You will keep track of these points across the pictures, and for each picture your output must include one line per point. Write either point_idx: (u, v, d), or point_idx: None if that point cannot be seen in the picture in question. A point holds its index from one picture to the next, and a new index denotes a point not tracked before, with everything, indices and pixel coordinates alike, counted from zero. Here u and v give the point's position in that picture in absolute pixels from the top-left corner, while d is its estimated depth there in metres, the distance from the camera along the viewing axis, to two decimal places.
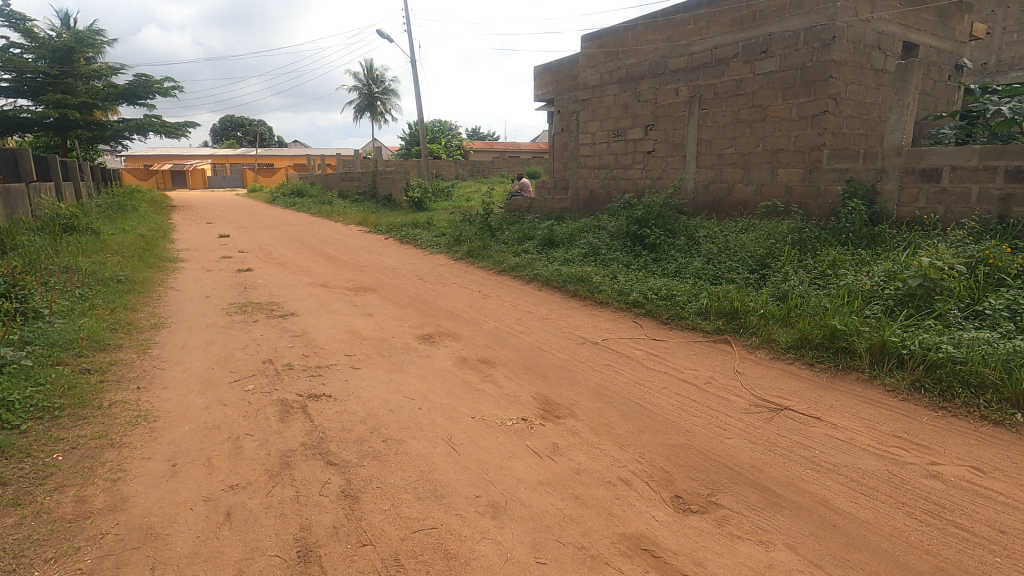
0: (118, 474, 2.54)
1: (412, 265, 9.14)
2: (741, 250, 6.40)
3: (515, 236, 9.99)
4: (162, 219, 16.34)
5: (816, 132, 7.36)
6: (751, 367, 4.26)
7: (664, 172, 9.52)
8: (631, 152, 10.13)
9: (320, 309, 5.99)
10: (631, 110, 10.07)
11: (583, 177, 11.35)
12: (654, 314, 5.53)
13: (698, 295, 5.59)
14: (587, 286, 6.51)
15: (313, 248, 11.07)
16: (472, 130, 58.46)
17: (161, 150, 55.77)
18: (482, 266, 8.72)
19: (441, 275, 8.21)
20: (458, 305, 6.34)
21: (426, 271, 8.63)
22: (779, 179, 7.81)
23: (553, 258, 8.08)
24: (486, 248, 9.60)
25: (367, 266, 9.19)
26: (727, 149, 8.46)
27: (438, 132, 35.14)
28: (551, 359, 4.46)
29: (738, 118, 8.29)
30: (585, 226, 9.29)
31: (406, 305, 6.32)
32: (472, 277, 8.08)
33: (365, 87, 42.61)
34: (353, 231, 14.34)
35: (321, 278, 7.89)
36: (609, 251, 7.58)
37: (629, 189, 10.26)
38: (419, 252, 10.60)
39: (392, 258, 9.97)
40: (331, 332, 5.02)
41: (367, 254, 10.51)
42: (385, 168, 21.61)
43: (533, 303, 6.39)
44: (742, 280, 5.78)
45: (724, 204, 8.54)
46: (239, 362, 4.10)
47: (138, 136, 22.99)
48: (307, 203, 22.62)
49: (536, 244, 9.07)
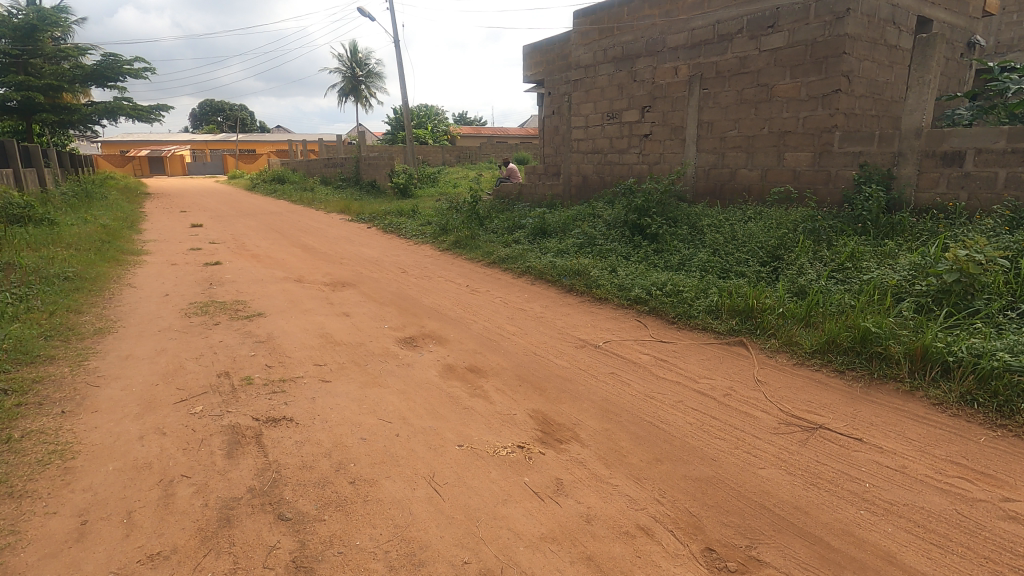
0: (7, 539, 2.00)
1: (395, 257, 8.58)
2: (750, 240, 5.92)
3: (505, 225, 9.45)
4: (133, 207, 15.55)
5: (826, 112, 6.86)
6: (773, 375, 3.80)
7: (662, 157, 9.00)
8: (627, 135, 9.60)
9: (292, 308, 5.43)
10: (627, 91, 9.52)
11: (576, 162, 10.80)
12: (659, 312, 5.04)
13: (707, 291, 5.11)
14: (584, 281, 6.01)
15: (290, 239, 10.45)
16: (459, 115, 57.51)
17: (138, 136, 54.00)
18: (470, 258, 8.18)
19: (426, 269, 7.67)
20: (443, 302, 5.81)
21: (410, 263, 8.07)
22: (786, 164, 7.33)
23: (546, 249, 7.57)
24: (474, 238, 9.07)
25: (346, 257, 8.59)
26: (730, 132, 7.95)
27: (424, 117, 34.31)
28: (548, 367, 3.97)
29: (741, 99, 7.78)
30: (579, 215, 8.78)
31: (387, 303, 5.77)
32: (459, 270, 7.55)
33: (349, 70, 41.40)
34: (334, 220, 13.69)
35: (296, 272, 7.31)
36: (606, 241, 7.07)
37: (625, 174, 9.74)
38: (403, 243, 10.02)
39: (374, 249, 9.40)
40: (301, 336, 4.48)
41: (348, 244, 9.94)
42: (369, 153, 20.88)
43: (525, 299, 5.88)
44: (753, 274, 5.32)
45: (727, 190, 8.06)
46: (189, 377, 3.55)
47: (108, 121, 22.01)
48: (287, 190, 21.84)
49: (527, 234, 8.54)
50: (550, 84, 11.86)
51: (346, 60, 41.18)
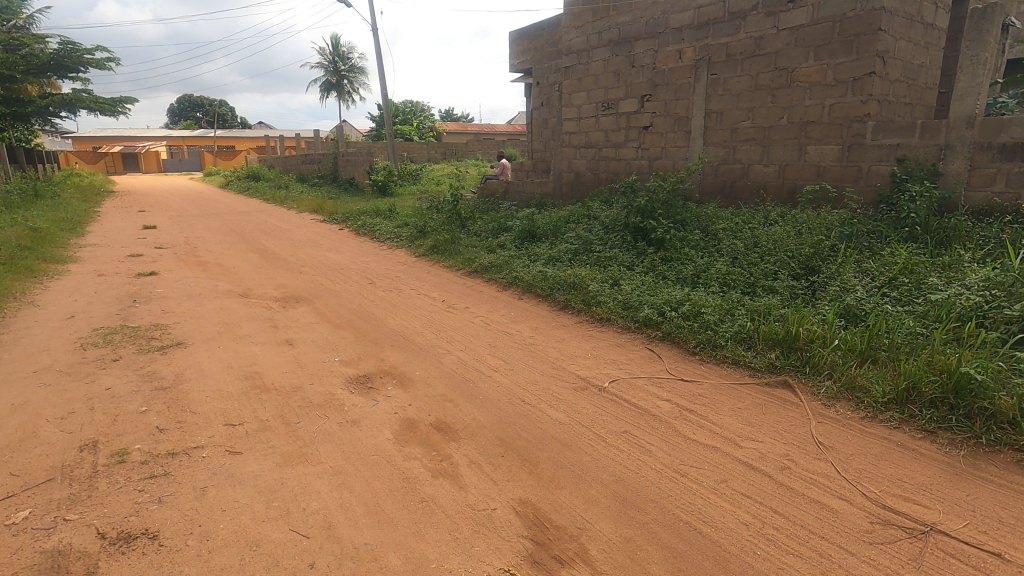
0: None
1: (363, 264, 7.56)
2: (777, 247, 5.01)
3: (489, 228, 8.48)
4: (87, 207, 14.34)
5: (858, 99, 5.95)
6: (838, 434, 2.87)
7: (664, 151, 8.08)
8: (625, 127, 8.67)
9: (223, 335, 4.40)
10: (624, 78, 8.58)
11: (567, 157, 9.85)
12: (676, 338, 4.10)
13: (733, 312, 4.19)
14: (582, 298, 5.05)
15: (250, 243, 9.38)
16: (445, 112, 56.19)
17: (112, 132, 52.21)
18: (449, 265, 7.20)
19: (397, 279, 6.66)
20: (412, 324, 4.82)
21: (379, 272, 7.06)
22: (808, 159, 6.44)
23: (535, 256, 6.62)
24: (455, 241, 8.08)
25: (308, 265, 7.57)
26: (742, 123, 7.05)
27: (408, 112, 33.10)
28: (540, 423, 3.01)
29: (756, 85, 6.87)
30: (573, 217, 7.83)
31: (344, 325, 4.77)
32: (435, 280, 6.55)
33: (331, 65, 39.99)
34: (305, 221, 12.62)
35: (243, 284, 6.26)
36: (605, 247, 6.13)
37: (622, 171, 8.81)
38: (375, 247, 9.00)
39: (342, 254, 8.37)
40: (220, 377, 3.47)
41: (314, 249, 8.89)
42: (348, 149, 19.77)
43: (512, 320, 4.90)
44: (787, 291, 4.40)
45: (738, 189, 7.17)
46: (36, 452, 2.53)
47: (66, 114, 20.60)
48: (261, 188, 20.65)
49: (513, 238, 7.58)
50: (539, 73, 10.86)
51: (328, 54, 39.72)
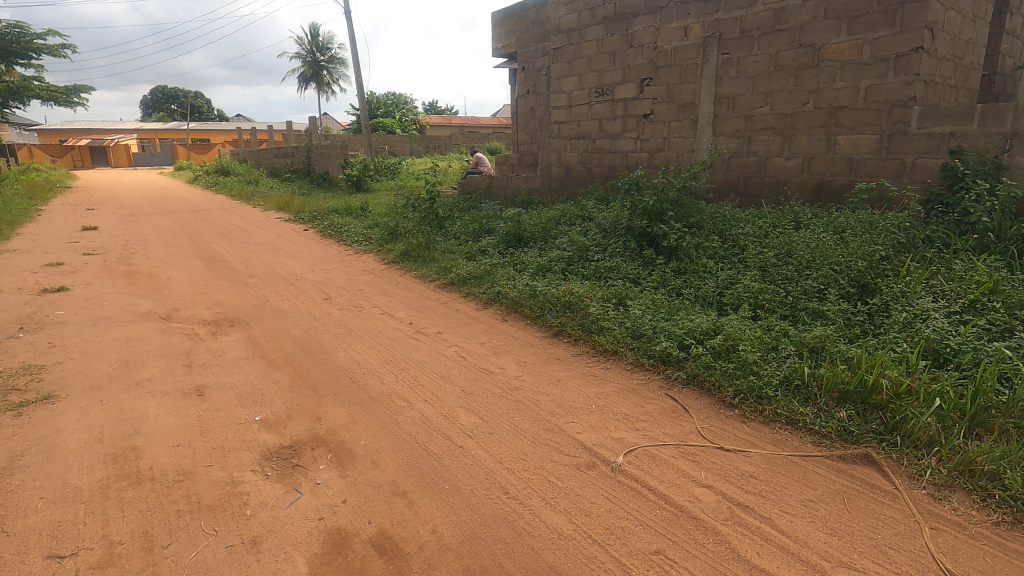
0: None
1: (323, 273, 6.54)
2: (818, 259, 4.11)
3: (469, 230, 7.49)
4: (29, 204, 13.08)
5: (901, 79, 5.04)
6: (972, 553, 1.95)
7: (667, 142, 7.15)
8: (621, 116, 7.72)
9: (114, 380, 3.38)
10: (621, 60, 7.62)
11: (556, 149, 8.88)
12: (705, 383, 3.17)
13: (777, 347, 3.27)
14: (580, 322, 4.10)
15: (199, 248, 8.28)
16: (428, 105, 54.75)
17: (80, 124, 50.11)
18: (422, 274, 6.21)
19: (358, 293, 5.65)
20: (367, 359, 3.82)
21: (339, 283, 6.03)
22: (839, 151, 5.54)
23: (523, 265, 5.65)
24: (430, 246, 7.08)
25: (259, 274, 6.51)
26: (760, 109, 6.14)
27: (389, 105, 31.83)
28: (531, 538, 2.05)
29: (776, 64, 5.94)
30: (564, 217, 6.87)
31: (279, 362, 3.76)
32: (404, 295, 5.56)
33: (309, 55, 38.44)
34: (269, 220, 11.50)
35: (170, 302, 5.21)
36: (606, 256, 5.18)
37: (619, 164, 7.87)
38: (341, 251, 7.97)
39: (300, 261, 7.32)
40: (76, 459, 2.45)
41: (271, 254, 7.82)
42: (323, 142, 18.59)
43: (493, 354, 3.93)
44: (840, 317, 3.50)
45: (754, 185, 6.27)
46: None
47: (16, 104, 19.14)
48: (230, 183, 19.42)
49: (497, 242, 6.60)
50: (522, 58, 9.83)
51: (306, 45, 38.15)
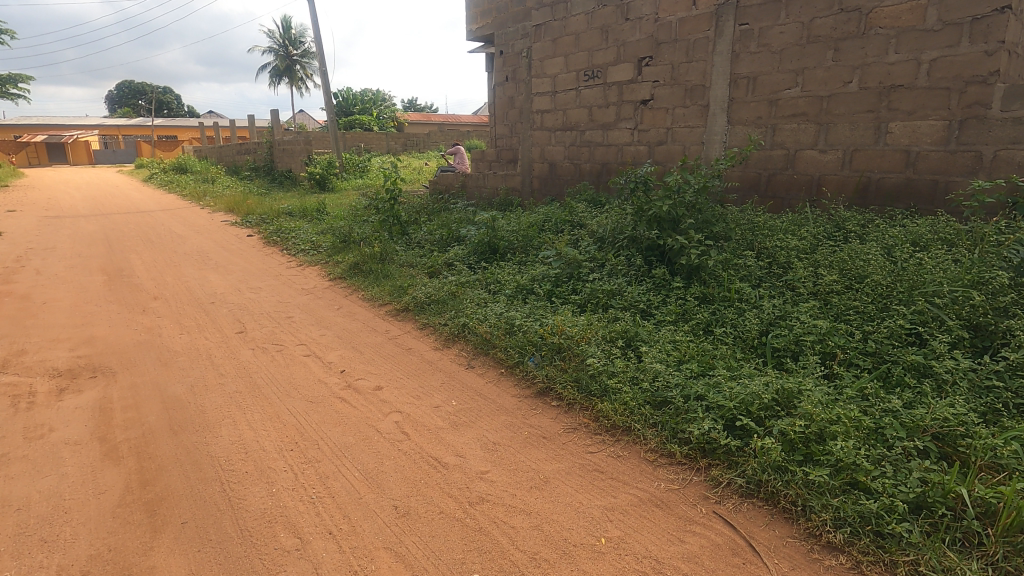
0: None
1: (249, 293, 5.25)
2: (904, 286, 2.99)
3: (435, 239, 6.26)
4: None
5: (979, 49, 3.94)
6: None
7: (670, 133, 6.01)
8: (615, 102, 6.57)
9: None
10: (615, 36, 6.45)
11: (538, 141, 7.69)
12: (780, 498, 2.01)
13: (886, 436, 2.12)
14: (576, 379, 2.91)
15: (111, 258, 6.92)
16: (407, 102, 53.37)
17: (38, 119, 47.56)
18: (372, 295, 4.95)
19: (285, 322, 4.38)
20: (261, 440, 2.58)
21: (265, 308, 4.76)
22: (892, 141, 4.44)
23: (499, 286, 4.45)
24: (386, 258, 5.83)
25: (167, 294, 5.21)
26: (788, 91, 5.02)
27: (365, 101, 30.35)
28: None
29: (809, 35, 4.82)
30: (549, 223, 5.69)
31: (124, 449, 2.51)
32: (343, 325, 4.31)
33: (282, 48, 36.60)
34: (213, 223, 10.11)
35: (23, 339, 3.89)
36: (604, 277, 4.01)
37: (613, 160, 6.71)
38: (282, 262, 6.67)
39: (228, 275, 6.02)
40: None
41: (196, 266, 6.49)
42: (287, 137, 17.13)
43: (449, 430, 2.71)
44: (961, 381, 2.38)
45: (781, 184, 5.16)
46: None
47: None
48: (185, 181, 17.87)
49: (468, 254, 5.38)
50: (499, 39, 8.56)
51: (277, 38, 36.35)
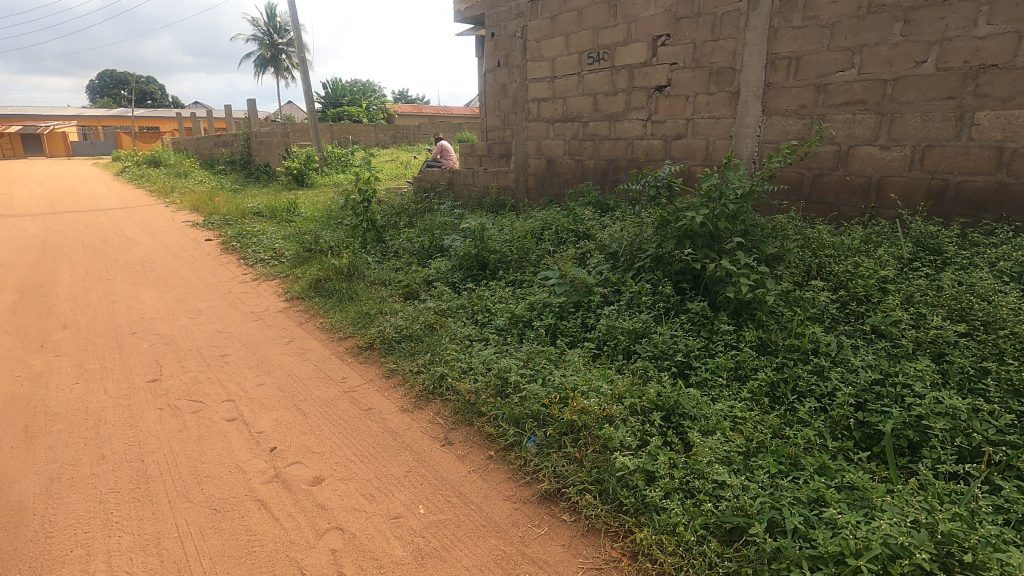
0: None
1: (183, 319, 4.29)
2: None
3: (415, 249, 5.32)
4: None
5: None
6: None
7: (691, 124, 5.11)
8: (625, 89, 5.65)
9: None
10: (624, 11, 5.52)
11: (534, 135, 6.76)
12: None
13: None
14: (601, 481, 2.02)
15: (35, 269, 5.91)
16: (398, 94, 52.08)
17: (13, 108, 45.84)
18: (332, 323, 4.02)
19: (215, 364, 3.45)
20: None
21: (196, 343, 3.81)
22: (979, 135, 3.59)
23: (488, 318, 3.54)
24: (354, 273, 4.89)
25: (81, 321, 4.24)
26: (841, 73, 4.12)
27: (353, 91, 29.17)
28: None
29: (870, 4, 3.92)
30: (548, 232, 4.79)
31: None
32: (289, 368, 3.38)
33: (266, 36, 35.14)
34: (173, 224, 9.07)
35: None
36: (624, 311, 3.11)
37: (621, 156, 5.79)
38: (236, 275, 5.69)
39: (167, 293, 5.05)
40: None
41: (132, 280, 5.51)
42: (265, 128, 16.03)
43: (411, 568, 1.81)
44: None
45: (830, 187, 4.28)
46: None
47: None
48: (156, 175, 16.70)
49: (451, 271, 4.46)
50: (489, 19, 7.59)
51: (262, 26, 34.85)
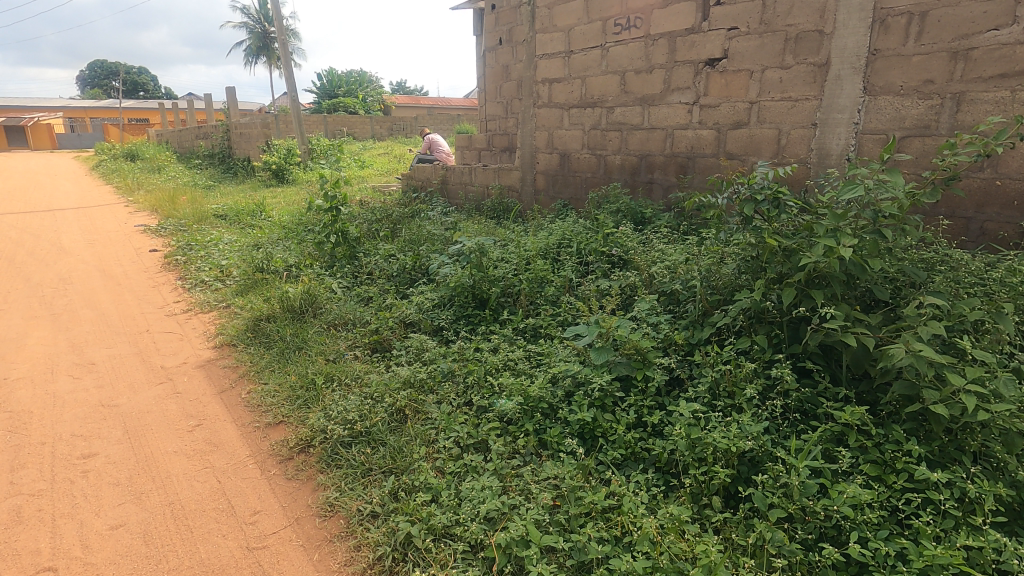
0: None
1: (60, 381, 3.06)
2: None
3: (393, 273, 4.08)
4: None
5: None
6: None
7: (757, 109, 3.86)
8: (663, 65, 4.39)
9: None
10: None
11: (544, 124, 5.50)
12: None
13: None
14: None
15: None
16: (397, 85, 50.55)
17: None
18: (266, 391, 2.79)
19: (65, 475, 2.23)
20: None
21: (58, 428, 2.59)
22: None
23: (488, 400, 2.31)
24: (310, 307, 3.66)
25: None
26: (994, 32, 2.89)
27: (348, 80, 27.72)
28: None
29: None
30: (568, 252, 3.54)
31: None
32: (178, 483, 2.17)
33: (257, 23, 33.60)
34: (123, 228, 7.79)
35: None
36: (714, 414, 1.89)
37: (657, 151, 4.55)
38: (167, 302, 4.46)
39: (62, 333, 3.80)
40: None
41: (29, 312, 4.26)
42: (247, 119, 14.69)
43: None
44: None
45: (968, 195, 3.03)
46: None
47: None
48: (129, 170, 15.36)
49: (438, 310, 3.23)
50: None
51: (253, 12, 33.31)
